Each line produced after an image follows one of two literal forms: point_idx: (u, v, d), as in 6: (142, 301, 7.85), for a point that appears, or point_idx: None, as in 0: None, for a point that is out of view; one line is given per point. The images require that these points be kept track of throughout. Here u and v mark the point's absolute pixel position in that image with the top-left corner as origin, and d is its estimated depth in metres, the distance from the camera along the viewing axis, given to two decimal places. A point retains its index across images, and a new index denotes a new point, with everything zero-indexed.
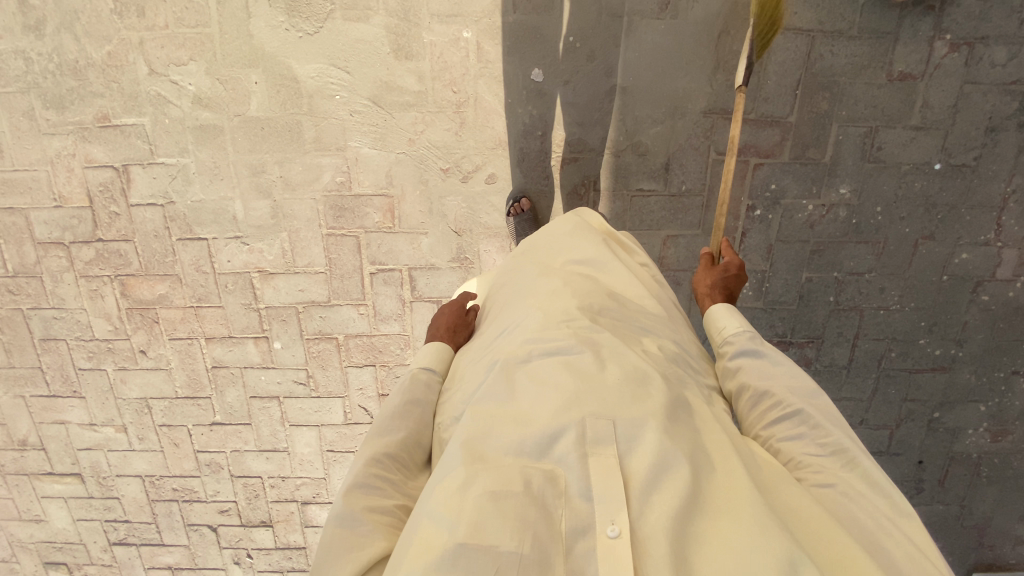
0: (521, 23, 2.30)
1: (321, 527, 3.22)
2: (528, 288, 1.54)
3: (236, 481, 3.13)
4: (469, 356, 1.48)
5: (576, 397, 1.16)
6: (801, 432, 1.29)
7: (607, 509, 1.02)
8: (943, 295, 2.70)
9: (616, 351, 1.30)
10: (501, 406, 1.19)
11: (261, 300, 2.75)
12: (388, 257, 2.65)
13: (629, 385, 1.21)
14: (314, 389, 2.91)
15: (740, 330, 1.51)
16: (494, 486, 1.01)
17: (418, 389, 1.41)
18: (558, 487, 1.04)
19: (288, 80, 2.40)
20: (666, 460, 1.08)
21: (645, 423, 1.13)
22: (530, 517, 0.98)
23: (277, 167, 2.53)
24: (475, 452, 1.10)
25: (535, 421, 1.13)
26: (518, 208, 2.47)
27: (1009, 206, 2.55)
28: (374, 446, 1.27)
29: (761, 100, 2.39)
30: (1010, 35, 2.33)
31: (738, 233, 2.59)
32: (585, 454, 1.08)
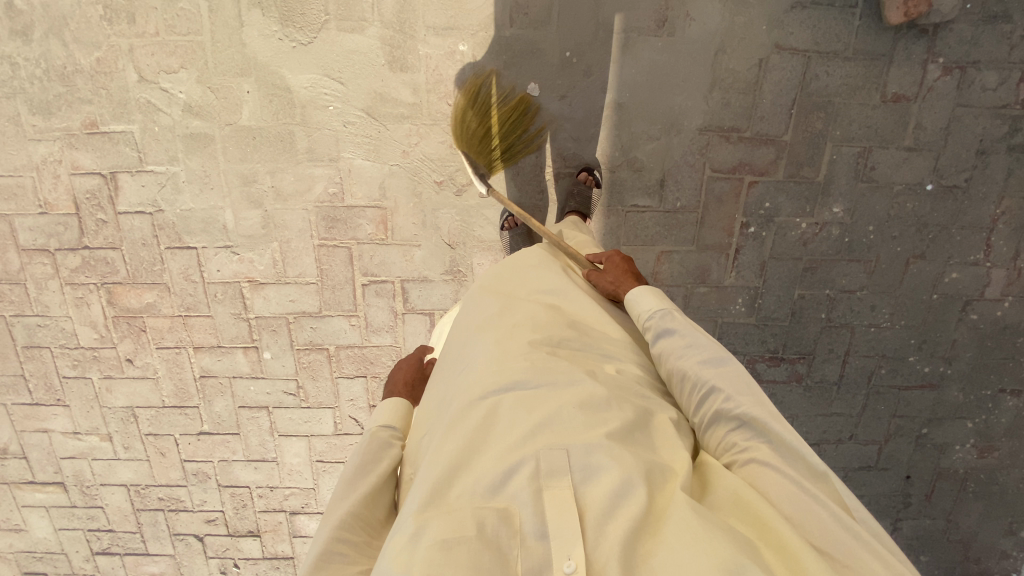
0: (516, 38, 2.29)
1: (309, 537, 3.19)
2: (485, 315, 1.52)
3: (223, 491, 3.10)
4: (432, 392, 1.48)
5: (529, 433, 1.17)
6: (720, 409, 1.26)
7: (563, 546, 1.03)
8: (933, 313, 2.72)
9: (573, 378, 1.29)
10: (456, 443, 1.19)
11: (251, 309, 2.71)
12: (380, 268, 2.63)
13: (585, 411, 1.22)
14: (304, 399, 2.88)
15: (655, 310, 1.46)
16: (444, 532, 1.01)
17: (378, 446, 1.39)
18: (514, 527, 1.05)
19: (281, 90, 2.36)
20: (619, 487, 1.09)
21: (598, 449, 1.14)
22: (485, 564, 0.98)
23: (269, 177, 2.49)
24: (429, 496, 1.10)
25: (489, 464, 1.14)
26: (512, 223, 2.46)
27: (998, 227, 2.57)
28: (337, 510, 1.25)
29: (757, 118, 2.37)
30: (1001, 60, 2.36)
31: (731, 250, 2.58)
32: (539, 489, 1.09)
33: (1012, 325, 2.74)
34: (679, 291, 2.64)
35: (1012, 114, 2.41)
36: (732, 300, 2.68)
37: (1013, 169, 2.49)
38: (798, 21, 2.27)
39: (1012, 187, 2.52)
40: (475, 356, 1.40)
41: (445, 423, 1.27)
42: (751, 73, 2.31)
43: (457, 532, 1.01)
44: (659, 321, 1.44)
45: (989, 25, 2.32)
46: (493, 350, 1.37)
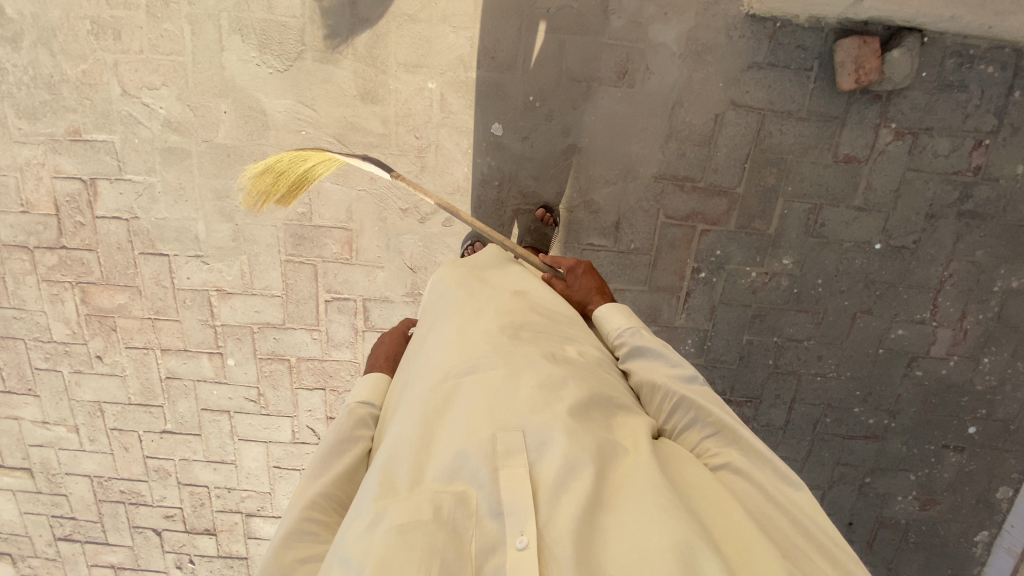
0: (483, 80, 2.39)
1: (263, 539, 3.27)
2: (453, 306, 1.55)
3: (183, 488, 3.19)
4: (400, 373, 1.50)
5: (485, 415, 1.18)
6: (694, 418, 1.36)
7: (515, 523, 1.04)
8: (877, 367, 2.79)
9: (531, 358, 1.31)
10: (417, 424, 1.20)
11: (217, 317, 2.82)
12: (343, 286, 2.72)
13: (541, 389, 1.23)
14: (265, 406, 2.98)
15: (625, 326, 1.57)
16: (402, 518, 1.01)
17: (356, 423, 1.40)
18: (470, 509, 1.06)
19: (257, 113, 2.47)
20: (572, 461, 1.11)
21: (553, 427, 1.15)
22: (439, 544, 0.98)
23: (240, 193, 2.60)
24: (389, 483, 1.11)
25: (445, 448, 1.14)
26: (472, 250, 2.51)
27: (945, 288, 2.63)
28: (309, 490, 1.25)
29: (712, 170, 2.47)
30: (954, 128, 2.40)
31: (682, 292, 2.67)
32: (495, 469, 1.10)
33: (957, 383, 2.79)
34: None
35: (962, 180, 2.47)
36: (682, 340, 2.75)
37: (961, 234, 2.54)
38: (754, 80, 2.36)
39: (960, 252, 2.57)
40: (440, 342, 1.41)
41: (404, 406, 1.28)
42: (706, 128, 2.42)
43: (412, 516, 1.01)
44: (628, 343, 1.54)
45: (944, 93, 2.36)
46: (455, 337, 1.39)
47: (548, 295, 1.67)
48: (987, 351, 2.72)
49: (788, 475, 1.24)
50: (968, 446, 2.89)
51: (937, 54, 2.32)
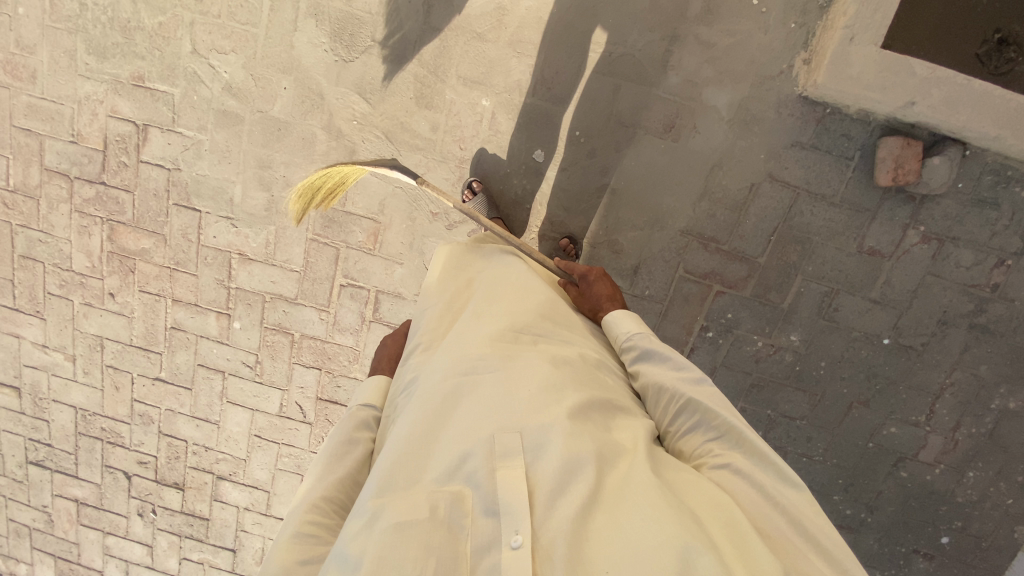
0: (535, 107, 2.47)
1: (228, 504, 3.29)
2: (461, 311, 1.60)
3: (162, 438, 3.22)
4: (403, 371, 1.53)
5: (485, 418, 1.21)
6: (697, 421, 1.33)
7: (510, 522, 1.05)
8: (865, 460, 2.79)
9: (530, 362, 1.34)
10: (418, 425, 1.25)
11: (233, 280, 2.88)
12: (360, 274, 2.78)
13: (540, 393, 1.25)
14: (259, 374, 3.03)
15: (633, 334, 1.55)
16: (399, 517, 1.05)
17: (355, 428, 1.43)
18: (466, 509, 1.09)
19: (315, 95, 2.56)
20: (568, 462, 1.12)
21: (550, 430, 1.17)
22: (435, 543, 1.01)
23: (280, 166, 2.68)
24: (391, 482, 1.15)
25: (445, 451, 1.18)
26: (472, 193, 2.51)
27: (944, 395, 2.65)
28: (311, 494, 1.28)
29: (737, 236, 2.53)
30: (980, 243, 2.44)
31: (686, 347, 2.71)
32: (492, 470, 1.12)
33: (938, 491, 2.78)
34: None
35: (978, 294, 2.50)
36: None
37: (969, 346, 2.57)
38: (794, 158, 2.42)
39: (965, 363, 2.60)
40: (444, 346, 1.47)
41: (408, 408, 1.32)
42: (740, 194, 2.48)
43: (410, 515, 1.04)
44: (632, 346, 1.53)
45: (976, 208, 2.40)
46: (459, 342, 1.44)
47: (544, 288, 1.66)
48: (973, 466, 2.72)
49: (793, 479, 1.19)
50: (939, 555, 2.87)
51: (975, 169, 2.36)
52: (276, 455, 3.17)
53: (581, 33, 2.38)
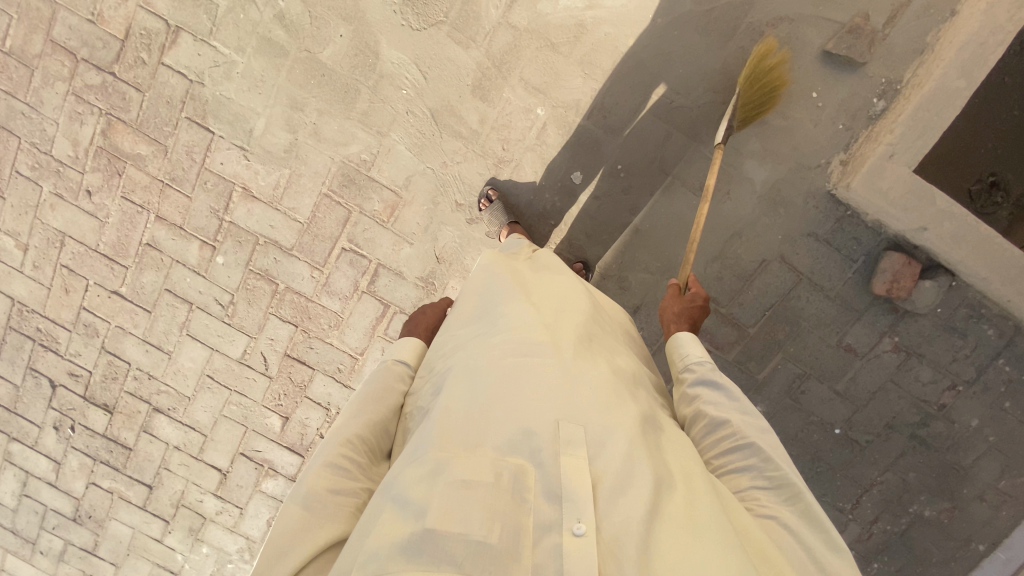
0: (586, 130, 2.49)
1: (157, 439, 3.11)
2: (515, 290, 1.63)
3: (102, 355, 3.00)
4: (447, 340, 1.58)
5: (551, 401, 1.24)
6: (751, 463, 1.38)
7: (573, 509, 1.08)
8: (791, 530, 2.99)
9: (591, 360, 1.39)
10: (482, 394, 1.28)
11: (229, 213, 2.73)
12: (366, 243, 2.70)
13: (606, 393, 1.30)
14: (229, 315, 2.88)
15: (701, 360, 1.59)
16: (465, 475, 1.10)
17: (392, 379, 1.44)
18: (528, 484, 1.12)
19: (370, 53, 2.47)
20: (632, 467, 1.16)
21: (616, 431, 1.22)
22: (500, 509, 1.06)
23: (313, 113, 2.56)
24: (453, 443, 1.18)
25: (508, 423, 1.21)
26: (488, 202, 2.55)
27: (872, 491, 2.88)
28: (345, 429, 1.28)
29: (737, 302, 2.65)
30: (941, 364, 2.66)
31: None
32: (557, 454, 1.15)
33: None
34: None
35: (926, 409, 2.74)
36: None
37: (905, 452, 2.81)
38: (806, 247, 2.56)
39: (897, 466, 2.84)
40: (504, 322, 1.49)
41: (467, 373, 1.35)
42: (750, 265, 2.60)
43: (476, 478, 1.10)
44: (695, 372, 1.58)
45: (947, 333, 2.62)
46: (522, 324, 1.47)
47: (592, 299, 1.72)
48: (879, 558, 2.98)
49: (839, 545, 1.23)
50: None
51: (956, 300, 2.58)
52: (224, 401, 3.02)
53: (650, 74, 2.42)
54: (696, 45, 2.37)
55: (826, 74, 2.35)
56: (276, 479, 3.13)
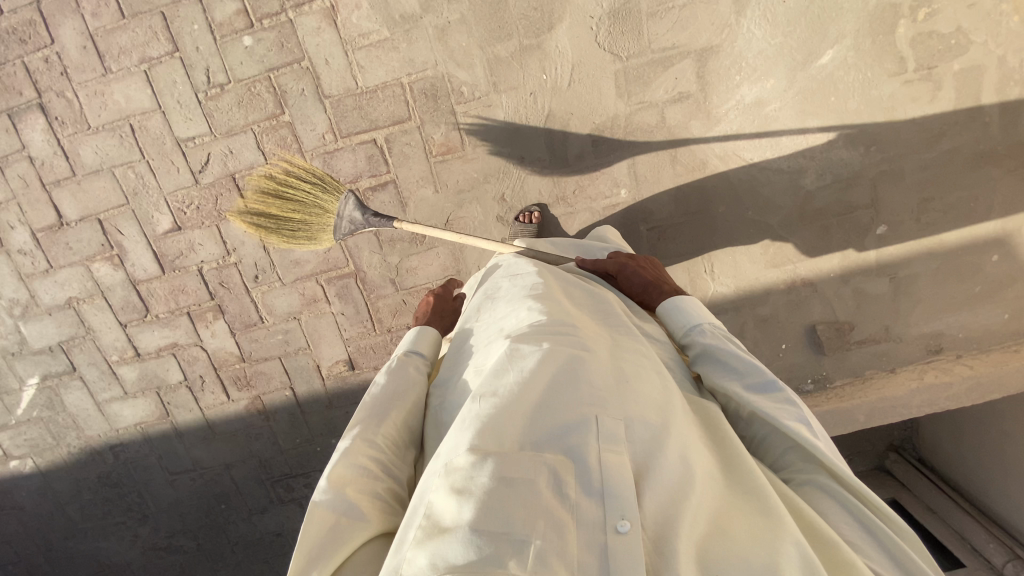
0: (637, 235, 2.64)
1: (14, 133, 2.48)
2: (536, 285, 1.52)
3: (28, 6, 2.35)
4: (468, 334, 1.48)
5: (587, 387, 1.09)
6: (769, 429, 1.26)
7: (617, 507, 0.92)
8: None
9: (622, 356, 1.26)
10: (507, 372, 1.12)
11: (296, 14, 2.33)
12: (398, 156, 2.52)
13: (651, 396, 1.15)
14: (208, 95, 2.43)
15: (695, 327, 1.47)
16: (501, 465, 0.94)
17: (407, 372, 1.38)
18: (572, 479, 0.96)
19: (545, 21, 2.34)
20: (675, 472, 1.03)
21: (661, 432, 1.07)
22: (543, 505, 0.90)
23: (452, 11, 2.33)
24: (485, 422, 1.01)
25: (540, 410, 1.05)
26: (528, 219, 2.53)
27: None
28: (365, 427, 1.20)
29: None
30: None
31: None
32: (598, 447, 0.99)
33: None
34: None
35: None
36: None
37: None
38: None
39: None
40: (529, 309, 1.37)
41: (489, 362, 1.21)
42: None
43: (516, 473, 0.93)
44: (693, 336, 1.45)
45: None
46: (555, 313, 1.34)
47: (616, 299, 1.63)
48: None
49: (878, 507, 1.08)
50: None
51: None
52: (124, 161, 2.50)
53: (711, 237, 2.64)
54: (754, 249, 2.66)
55: (802, 340, 2.79)
56: (113, 270, 2.65)
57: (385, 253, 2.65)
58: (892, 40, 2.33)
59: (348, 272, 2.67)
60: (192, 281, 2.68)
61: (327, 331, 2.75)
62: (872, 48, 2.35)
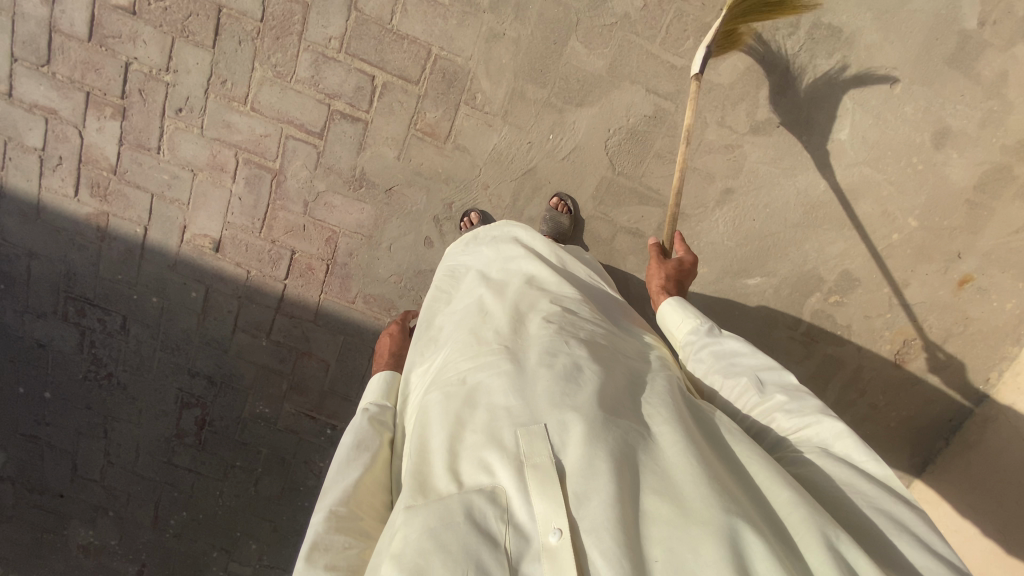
0: None
1: None
2: (473, 312, 1.60)
3: None
4: (415, 374, 1.57)
5: (505, 416, 1.15)
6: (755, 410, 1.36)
7: (545, 516, 0.99)
8: (205, 538, 3.19)
9: (552, 351, 1.29)
10: (437, 425, 1.20)
11: None
12: (383, 106, 2.47)
13: (566, 386, 1.18)
14: None
15: (692, 322, 1.61)
16: (432, 523, 1.00)
17: (374, 424, 1.44)
18: (503, 510, 1.02)
19: (576, 95, 2.43)
20: (596, 442, 1.06)
21: (570, 420, 1.10)
22: (473, 553, 0.96)
23: (512, 28, 2.36)
24: (417, 484, 1.10)
25: (469, 451, 1.12)
26: (468, 223, 2.56)
27: None
28: (335, 491, 1.24)
29: None
30: None
31: (309, 414, 2.97)
32: (519, 469, 1.05)
33: None
34: (284, 362, 2.89)
35: None
36: (263, 400, 2.96)
37: None
38: None
39: None
40: (455, 350, 1.44)
41: (422, 413, 1.29)
42: None
43: (450, 524, 1.00)
44: (703, 333, 1.56)
45: None
46: (475, 341, 1.42)
47: (567, 286, 1.68)
48: None
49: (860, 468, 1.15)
50: None
51: None
52: None
53: None
54: None
55: None
56: (41, 3, 2.37)
57: (314, 175, 2.58)
58: (802, 302, 2.68)
59: (270, 167, 2.58)
60: (114, 68, 2.45)
61: (214, 202, 2.63)
62: (788, 297, 2.67)
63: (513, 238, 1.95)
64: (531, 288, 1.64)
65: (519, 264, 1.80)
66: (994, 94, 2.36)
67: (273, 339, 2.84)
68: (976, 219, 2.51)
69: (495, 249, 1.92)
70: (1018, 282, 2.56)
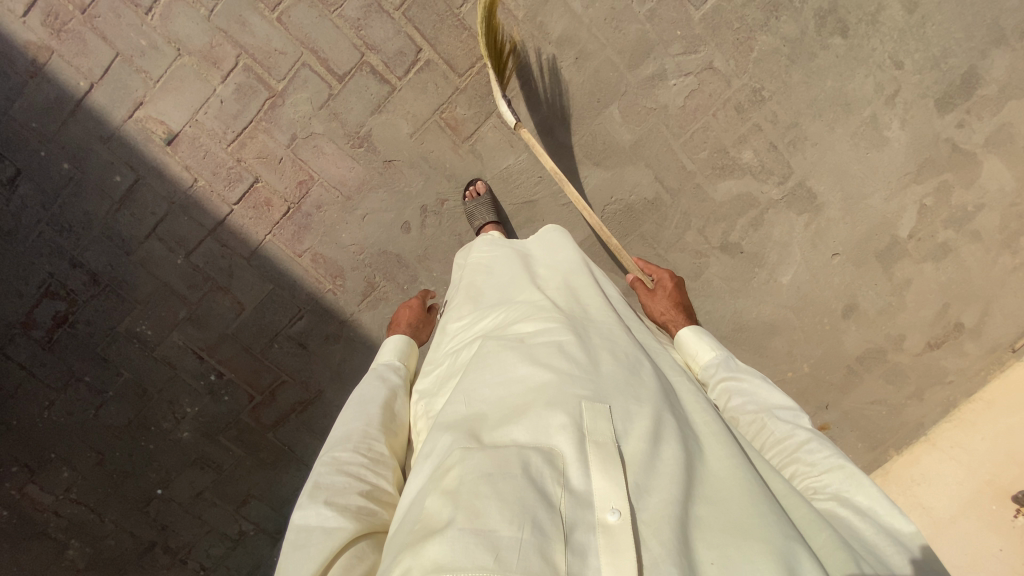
0: None
1: None
2: (518, 289, 1.67)
3: None
4: (452, 337, 1.66)
5: (571, 389, 1.17)
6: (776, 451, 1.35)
7: (606, 495, 0.99)
8: (6, 448, 2.66)
9: (615, 349, 1.36)
10: (495, 390, 1.23)
11: None
12: (416, 81, 2.38)
13: (631, 382, 1.25)
14: None
15: (712, 351, 1.64)
16: (492, 469, 0.97)
17: (380, 385, 1.55)
18: (560, 473, 1.00)
19: (597, 153, 2.55)
20: (656, 439, 1.11)
21: (637, 416, 1.16)
22: (529, 502, 0.92)
23: (567, 69, 2.45)
24: (474, 435, 1.09)
25: (531, 411, 1.12)
26: (476, 194, 2.51)
27: (72, 528, 2.78)
28: (336, 441, 1.34)
29: (293, 425, 2.79)
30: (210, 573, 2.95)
31: (197, 354, 2.64)
32: (581, 439, 1.06)
33: None
34: (192, 289, 2.55)
35: (166, 559, 2.89)
36: (149, 321, 2.58)
37: (121, 553, 2.84)
38: None
39: (102, 545, 2.82)
40: (511, 322, 1.48)
41: (475, 370, 1.30)
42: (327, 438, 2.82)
43: (505, 471, 0.96)
44: (721, 364, 1.59)
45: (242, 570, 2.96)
46: (535, 314, 1.46)
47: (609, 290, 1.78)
48: None
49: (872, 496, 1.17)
50: None
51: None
52: None
53: None
54: None
55: None
56: None
57: (315, 115, 2.39)
58: None
59: (269, 85, 2.34)
60: None
61: (188, 94, 2.32)
62: None
63: (554, 231, 1.99)
64: (578, 278, 1.72)
65: (568, 251, 1.88)
66: (897, 292, 2.89)
67: (191, 261, 2.52)
68: (849, 383, 3.02)
69: (541, 242, 1.96)
70: (859, 442, 3.11)
